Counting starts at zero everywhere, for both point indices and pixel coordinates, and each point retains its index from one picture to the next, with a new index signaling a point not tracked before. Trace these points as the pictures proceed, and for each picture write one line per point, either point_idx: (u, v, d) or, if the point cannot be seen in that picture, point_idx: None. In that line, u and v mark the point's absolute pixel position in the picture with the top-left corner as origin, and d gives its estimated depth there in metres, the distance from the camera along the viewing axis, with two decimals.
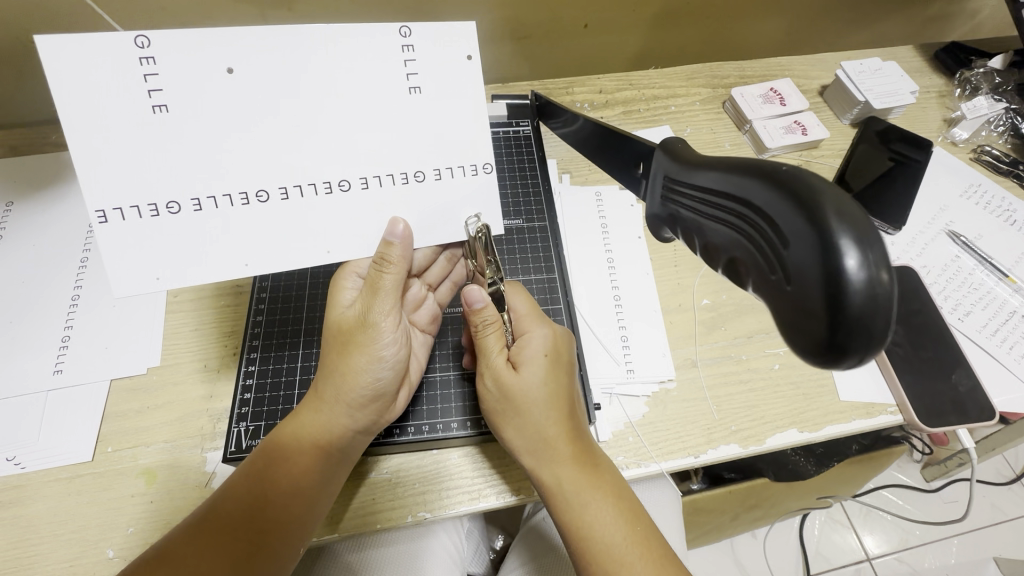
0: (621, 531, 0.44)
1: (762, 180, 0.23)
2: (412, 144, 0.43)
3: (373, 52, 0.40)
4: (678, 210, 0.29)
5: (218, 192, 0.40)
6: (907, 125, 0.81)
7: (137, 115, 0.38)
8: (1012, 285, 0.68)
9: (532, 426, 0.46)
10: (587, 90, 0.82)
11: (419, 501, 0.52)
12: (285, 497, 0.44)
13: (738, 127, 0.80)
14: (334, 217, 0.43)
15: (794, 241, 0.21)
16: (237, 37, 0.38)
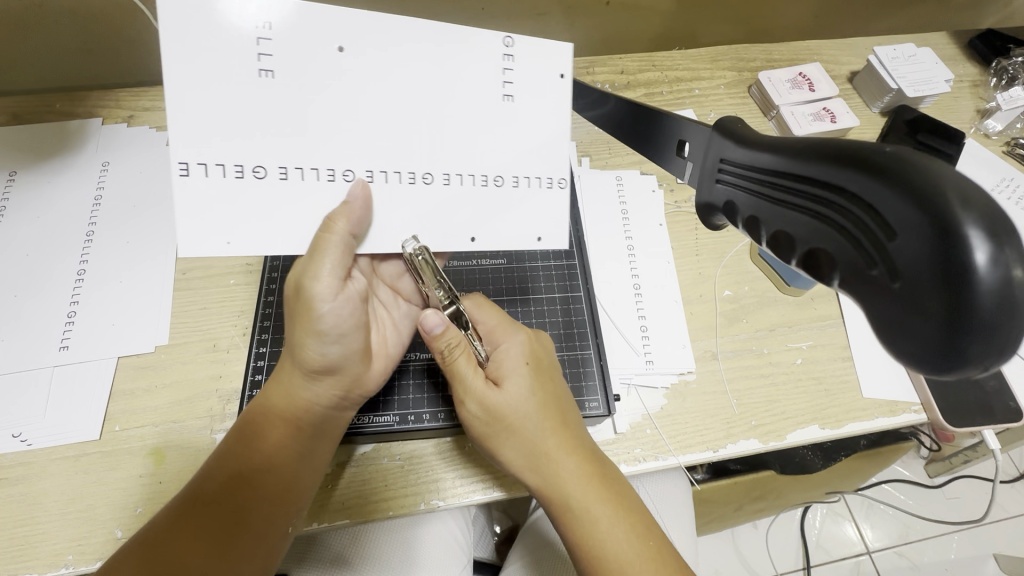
0: (632, 538, 0.43)
1: (853, 162, 0.21)
2: (495, 140, 0.41)
3: (472, 49, 0.39)
4: (740, 192, 0.27)
5: (305, 163, 0.38)
6: (939, 115, 0.79)
7: (241, 75, 0.36)
8: None
9: (530, 436, 0.44)
10: (608, 71, 0.79)
11: (432, 488, 0.51)
12: (265, 476, 0.42)
13: (764, 114, 0.77)
14: (418, 209, 0.41)
15: (905, 231, 0.19)
16: (353, 17, 0.37)
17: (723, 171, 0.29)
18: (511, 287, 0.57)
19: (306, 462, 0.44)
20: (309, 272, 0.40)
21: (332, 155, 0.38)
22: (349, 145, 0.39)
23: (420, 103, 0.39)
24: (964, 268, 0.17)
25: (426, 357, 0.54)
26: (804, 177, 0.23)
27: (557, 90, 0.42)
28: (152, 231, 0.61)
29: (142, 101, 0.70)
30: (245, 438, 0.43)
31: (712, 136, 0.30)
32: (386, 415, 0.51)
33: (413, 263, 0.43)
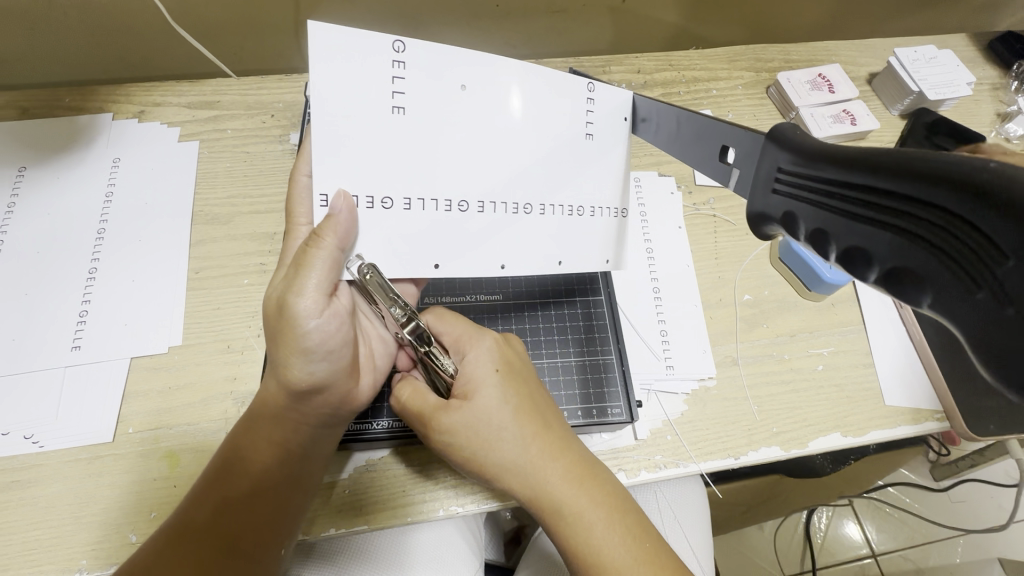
0: (629, 548, 0.41)
1: (931, 174, 0.20)
2: (574, 174, 0.43)
3: (563, 91, 0.41)
4: (804, 206, 0.27)
5: (427, 195, 0.40)
6: (959, 118, 0.77)
7: (377, 111, 0.38)
8: None
9: (506, 450, 0.43)
10: (625, 70, 0.78)
11: (451, 494, 0.50)
12: (251, 493, 0.41)
13: (782, 115, 0.76)
14: (518, 234, 0.43)
15: (1007, 240, 0.17)
16: (473, 58, 0.39)
17: (779, 180, 0.28)
18: (530, 288, 0.56)
19: (291, 483, 0.43)
20: (292, 289, 0.38)
21: (449, 186, 0.40)
22: (467, 177, 0.40)
23: (520, 137, 0.41)
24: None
25: None
26: (878, 190, 0.22)
27: (623, 134, 0.44)
28: (164, 230, 0.60)
29: (153, 96, 0.69)
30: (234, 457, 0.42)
31: (765, 147, 0.29)
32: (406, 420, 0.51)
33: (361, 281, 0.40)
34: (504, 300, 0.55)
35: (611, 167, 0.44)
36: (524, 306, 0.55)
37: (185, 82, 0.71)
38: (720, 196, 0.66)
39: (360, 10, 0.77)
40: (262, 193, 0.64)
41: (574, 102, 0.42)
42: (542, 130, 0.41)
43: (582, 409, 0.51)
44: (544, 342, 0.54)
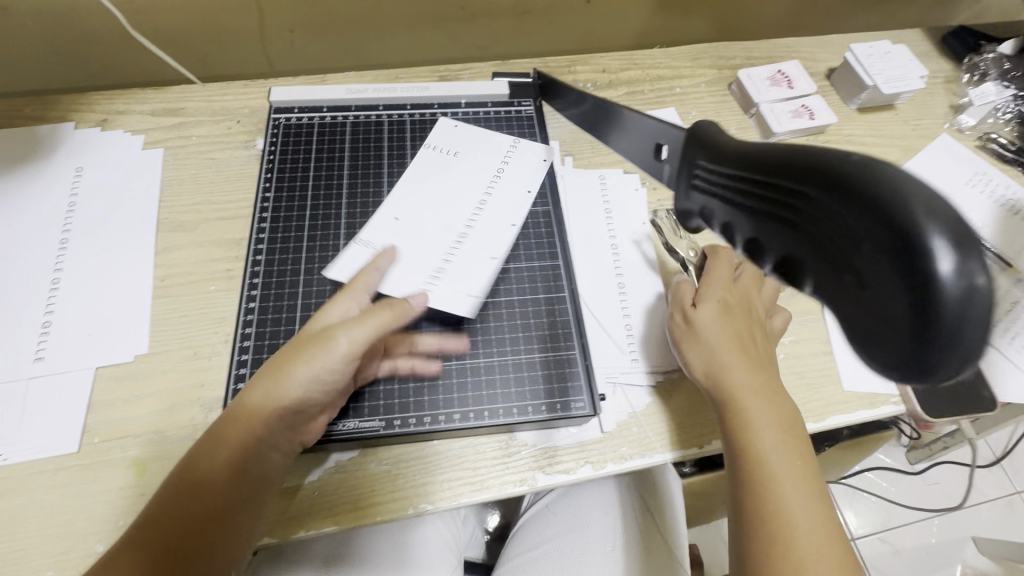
0: (791, 474, 0.43)
1: (823, 177, 0.21)
2: (487, 156, 0.63)
3: (431, 165, 0.62)
4: (708, 197, 0.27)
5: (457, 246, 0.56)
6: (914, 110, 0.79)
7: (360, 253, 0.54)
8: (1014, 275, 0.67)
9: (741, 379, 0.47)
10: (590, 69, 0.80)
11: (419, 492, 0.49)
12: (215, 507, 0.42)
13: (744, 111, 0.78)
14: (499, 212, 0.59)
15: (880, 247, 0.19)
16: (391, 204, 0.58)
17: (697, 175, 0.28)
18: (495, 286, 0.57)
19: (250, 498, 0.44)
20: (340, 330, 0.45)
21: (454, 233, 0.57)
22: (462, 229, 0.57)
23: (450, 192, 0.60)
24: (937, 281, 0.18)
25: (410, 361, 0.53)
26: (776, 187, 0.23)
27: (463, 129, 0.65)
28: (129, 238, 0.60)
29: (116, 104, 0.69)
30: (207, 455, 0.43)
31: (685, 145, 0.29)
32: (371, 420, 0.50)
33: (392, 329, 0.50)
34: (469, 300, 0.56)
35: (485, 144, 0.64)
36: (489, 304, 0.56)
37: (149, 90, 0.71)
38: None
39: (327, 17, 0.77)
40: (227, 199, 0.63)
41: (437, 157, 0.62)
42: (463, 175, 0.61)
43: (546, 404, 0.52)
44: (508, 339, 0.55)
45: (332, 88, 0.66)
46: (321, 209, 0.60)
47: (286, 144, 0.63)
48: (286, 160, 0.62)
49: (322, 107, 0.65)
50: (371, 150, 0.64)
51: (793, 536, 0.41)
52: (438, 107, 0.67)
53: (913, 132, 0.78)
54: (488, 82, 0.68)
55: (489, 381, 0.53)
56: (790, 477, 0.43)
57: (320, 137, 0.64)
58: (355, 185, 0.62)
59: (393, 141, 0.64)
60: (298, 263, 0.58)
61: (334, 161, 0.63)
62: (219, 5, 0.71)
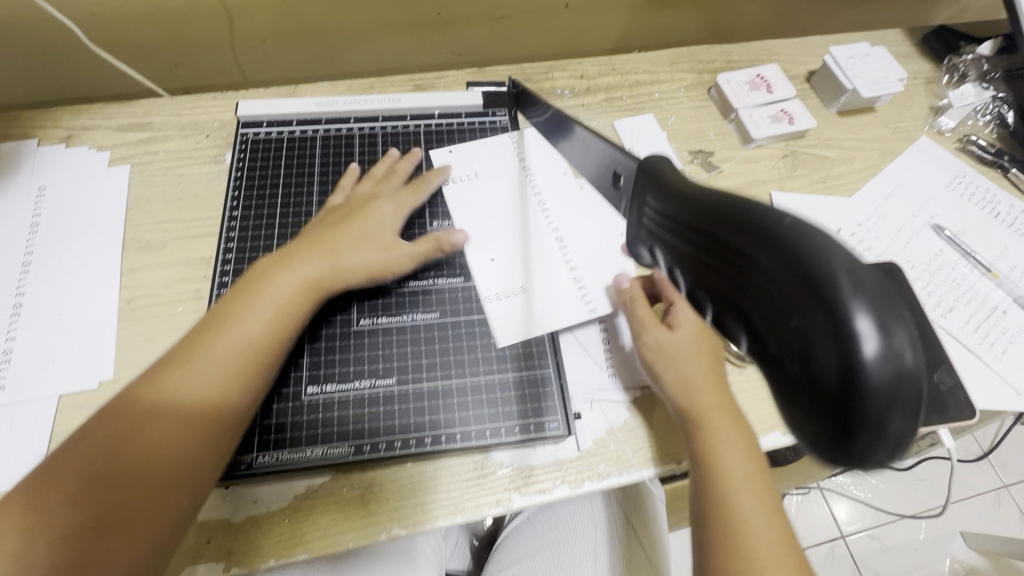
0: (753, 492, 0.41)
1: (766, 245, 0.22)
2: (516, 173, 0.64)
3: (469, 196, 0.62)
4: (666, 246, 0.28)
5: (582, 277, 0.58)
6: (895, 112, 0.79)
7: (565, 286, 0.57)
8: (994, 279, 0.66)
9: (692, 380, 0.45)
10: (568, 75, 0.78)
11: (393, 516, 0.48)
12: (148, 435, 0.39)
13: (723, 116, 0.77)
14: (575, 233, 0.60)
15: (814, 326, 0.20)
16: (465, 253, 0.59)
17: (648, 214, 0.30)
18: (468, 304, 0.56)
19: (203, 432, 0.41)
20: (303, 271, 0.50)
21: (562, 265, 0.59)
22: (564, 261, 0.59)
23: (502, 226, 0.60)
24: (862, 363, 0.19)
25: (381, 383, 0.52)
26: (725, 248, 0.24)
27: (476, 153, 0.65)
28: (94, 259, 0.58)
29: (81, 119, 0.67)
30: (146, 382, 0.42)
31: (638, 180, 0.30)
32: (341, 446, 0.49)
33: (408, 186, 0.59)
34: (441, 318, 0.55)
35: (509, 163, 0.64)
36: (461, 322, 0.55)
37: (115, 104, 0.69)
38: None
39: (299, 26, 0.75)
40: (196, 216, 0.62)
41: (475, 185, 0.63)
42: (507, 205, 0.62)
43: (520, 425, 0.51)
44: (481, 358, 0.54)
45: (302, 101, 0.65)
46: (290, 226, 0.59)
47: (254, 159, 0.62)
48: (253, 177, 0.61)
49: (291, 121, 0.64)
50: (342, 165, 0.62)
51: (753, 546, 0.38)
52: (411, 119, 0.66)
53: (893, 135, 0.77)
54: (462, 93, 0.67)
55: (461, 402, 0.52)
56: (747, 490, 0.41)
57: (289, 152, 0.62)
58: (324, 201, 0.60)
59: (364, 155, 0.63)
60: None
61: (304, 176, 0.62)
62: (187, 15, 0.70)
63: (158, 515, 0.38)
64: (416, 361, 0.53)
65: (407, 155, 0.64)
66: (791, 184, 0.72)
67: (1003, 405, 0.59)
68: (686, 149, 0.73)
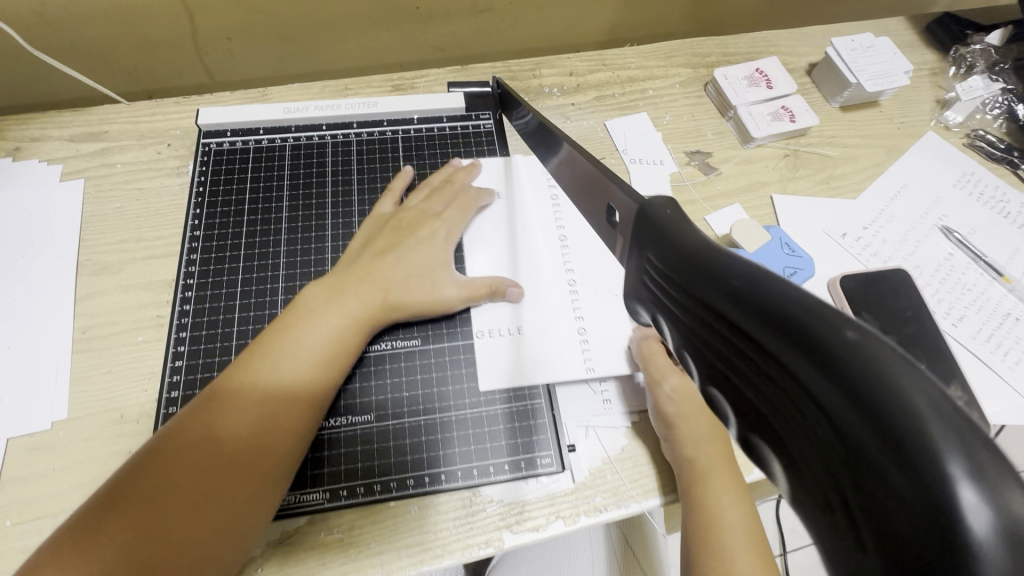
0: (747, 553, 0.39)
1: (802, 347, 0.15)
2: (542, 204, 0.59)
3: (485, 218, 0.58)
4: (666, 316, 0.22)
5: (586, 326, 0.53)
6: (899, 107, 0.75)
7: (564, 326, 0.53)
8: (1006, 284, 0.63)
9: (697, 430, 0.44)
10: (556, 72, 0.74)
11: (374, 563, 0.44)
12: (230, 460, 0.39)
13: (721, 114, 0.72)
14: (592, 279, 0.56)
15: (894, 477, 0.14)
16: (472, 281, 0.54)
17: (648, 273, 0.23)
18: (451, 329, 0.52)
19: (283, 459, 0.41)
20: (353, 306, 0.47)
21: (567, 308, 0.54)
22: (571, 306, 0.54)
23: (512, 256, 0.56)
24: (962, 538, 0.13)
25: (358, 421, 0.48)
26: (748, 338, 0.17)
27: (507, 175, 0.60)
28: (45, 285, 0.54)
29: (30, 129, 0.62)
30: (217, 401, 0.40)
31: (636, 224, 0.24)
32: (315, 491, 0.46)
33: (451, 211, 0.55)
34: (422, 346, 0.51)
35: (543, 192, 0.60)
36: (444, 349, 0.52)
37: (66, 111, 0.64)
38: None
39: (266, 24, 0.70)
40: (156, 235, 0.57)
41: (493, 208, 0.58)
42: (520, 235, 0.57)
43: (510, 462, 0.48)
44: (466, 390, 0.50)
45: (269, 106, 0.60)
46: (257, 246, 0.55)
47: (218, 172, 0.57)
48: (218, 192, 0.56)
49: (258, 129, 0.59)
50: (312, 178, 0.58)
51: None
52: (388, 125, 0.61)
53: (898, 131, 0.73)
54: (443, 94, 0.62)
55: (445, 439, 0.48)
56: (742, 543, 0.39)
57: (256, 164, 0.58)
58: (294, 217, 0.56)
59: (337, 166, 0.59)
60: (232, 309, 0.52)
61: (272, 190, 0.57)
62: (142, 14, 0.64)
63: (232, 543, 0.38)
64: (396, 394, 0.49)
65: (384, 165, 0.59)
66: (793, 186, 0.68)
67: (1016, 418, 0.57)
68: (683, 150, 0.69)
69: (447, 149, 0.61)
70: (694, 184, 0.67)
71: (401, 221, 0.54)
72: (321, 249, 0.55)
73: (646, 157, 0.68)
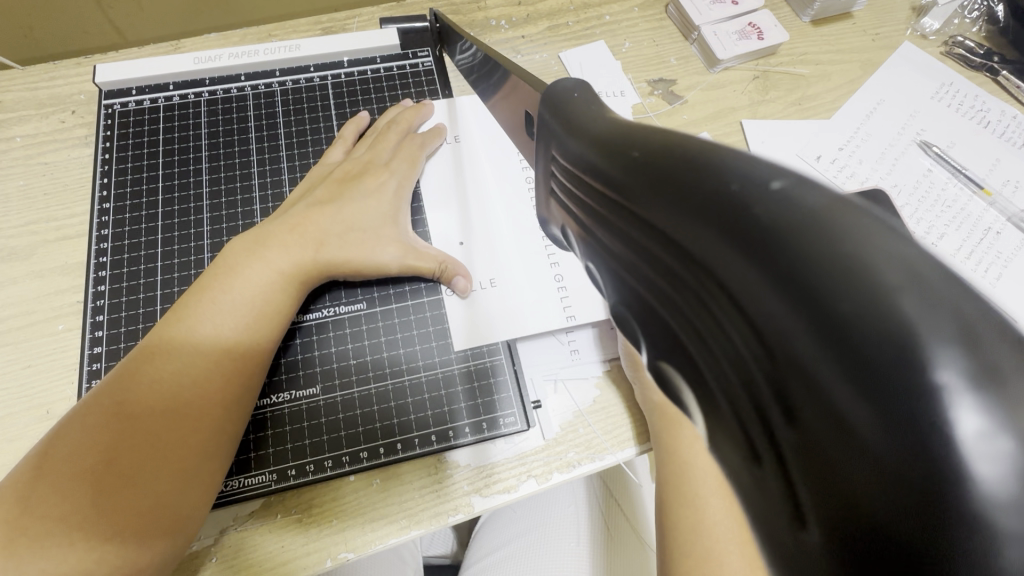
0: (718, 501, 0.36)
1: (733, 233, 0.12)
2: (507, 147, 0.54)
3: (447, 165, 0.53)
4: (581, 230, 0.19)
5: (562, 274, 0.49)
6: (873, 16, 0.70)
7: (541, 276, 0.49)
8: (987, 198, 0.60)
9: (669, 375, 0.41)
10: (503, 3, 0.67)
11: (338, 540, 0.41)
12: (162, 429, 0.36)
13: (684, 37, 0.67)
14: None
15: (849, 399, 0.11)
16: (441, 237, 0.50)
17: (560, 182, 0.20)
18: (399, 287, 0.48)
19: (215, 427, 0.38)
20: (278, 257, 0.43)
21: (541, 256, 0.50)
22: (544, 253, 0.50)
23: (476, 206, 0.51)
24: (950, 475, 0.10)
25: (303, 395, 0.44)
26: (660, 235, 0.14)
27: (467, 122, 0.55)
28: None
29: None
30: (135, 367, 0.38)
31: (548, 118, 0.21)
32: (261, 473, 0.42)
33: (399, 154, 0.51)
34: (369, 309, 0.48)
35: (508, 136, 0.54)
36: (393, 311, 0.48)
37: None
38: None
39: None
40: (69, 213, 0.51)
41: (454, 155, 0.53)
42: (485, 182, 0.52)
43: (471, 424, 0.45)
44: (419, 352, 0.47)
45: (177, 58, 0.53)
46: (178, 216, 0.50)
47: (126, 137, 0.52)
48: (127, 158, 0.51)
49: (167, 85, 0.53)
50: (234, 135, 0.52)
51: (720, 548, 0.33)
52: (315, 71, 0.55)
53: (873, 43, 0.68)
54: (374, 31, 0.56)
55: (400, 406, 0.45)
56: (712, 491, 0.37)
57: (169, 125, 0.52)
58: (216, 181, 0.51)
59: (261, 119, 0.53)
60: (156, 286, 0.48)
61: (190, 153, 0.52)
62: None
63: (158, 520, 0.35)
64: (342, 363, 0.46)
65: (314, 116, 0.54)
66: (763, 110, 0.64)
67: None
68: (645, 79, 0.64)
69: (383, 93, 0.55)
70: (658, 116, 0.62)
71: (348, 173, 0.49)
72: (248, 213, 0.50)
73: (605, 90, 0.63)
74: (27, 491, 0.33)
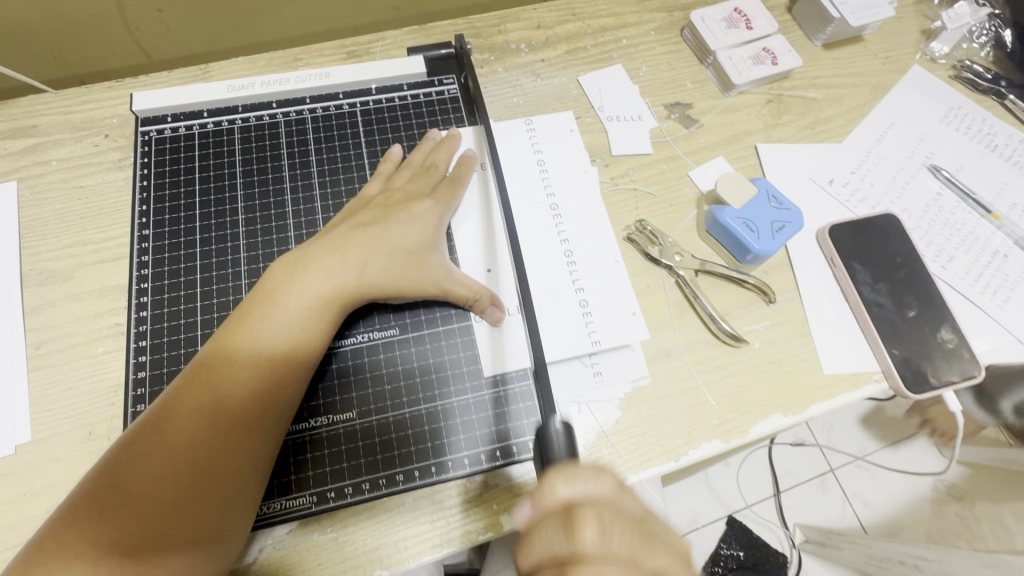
0: None
1: None
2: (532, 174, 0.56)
3: (476, 191, 0.55)
4: None
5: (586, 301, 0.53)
6: (884, 40, 0.71)
7: (566, 303, 0.52)
8: (994, 222, 0.62)
9: None
10: (523, 26, 0.68)
11: (373, 558, 0.43)
12: (207, 458, 0.38)
13: (699, 61, 0.68)
14: (593, 255, 0.55)
15: None
16: (471, 263, 0.52)
17: None
18: (430, 313, 0.50)
19: (254, 456, 0.40)
20: (320, 280, 0.44)
21: (564, 283, 0.53)
22: (566, 280, 0.54)
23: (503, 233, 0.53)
24: None
25: (340, 419, 0.46)
26: None
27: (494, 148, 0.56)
28: None
29: None
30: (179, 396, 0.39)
31: None
32: (300, 496, 0.44)
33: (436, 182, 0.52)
34: (402, 334, 0.49)
35: None
36: (425, 336, 0.49)
37: None
38: (639, 165, 0.61)
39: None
40: (106, 236, 0.53)
41: (483, 181, 0.55)
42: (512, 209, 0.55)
43: (502, 448, 0.47)
44: (451, 377, 0.48)
45: (211, 85, 0.55)
46: (214, 242, 0.51)
47: (162, 164, 0.53)
48: (164, 185, 0.53)
49: (200, 112, 0.55)
50: (267, 162, 0.54)
51: None
52: (344, 97, 0.57)
53: (883, 67, 0.70)
54: (401, 60, 0.57)
55: (433, 430, 0.46)
56: None
57: (204, 152, 0.54)
58: (251, 207, 0.52)
59: (293, 146, 0.54)
60: (194, 311, 0.49)
61: (225, 179, 0.53)
62: None
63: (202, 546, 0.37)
64: (377, 388, 0.47)
65: (345, 143, 0.55)
66: (777, 134, 0.65)
67: (1004, 355, 0.57)
68: (662, 103, 0.65)
69: (411, 120, 0.57)
70: (675, 139, 0.63)
71: (389, 200, 0.50)
72: (283, 239, 0.51)
73: (623, 114, 0.64)
74: (81, 516, 0.35)
